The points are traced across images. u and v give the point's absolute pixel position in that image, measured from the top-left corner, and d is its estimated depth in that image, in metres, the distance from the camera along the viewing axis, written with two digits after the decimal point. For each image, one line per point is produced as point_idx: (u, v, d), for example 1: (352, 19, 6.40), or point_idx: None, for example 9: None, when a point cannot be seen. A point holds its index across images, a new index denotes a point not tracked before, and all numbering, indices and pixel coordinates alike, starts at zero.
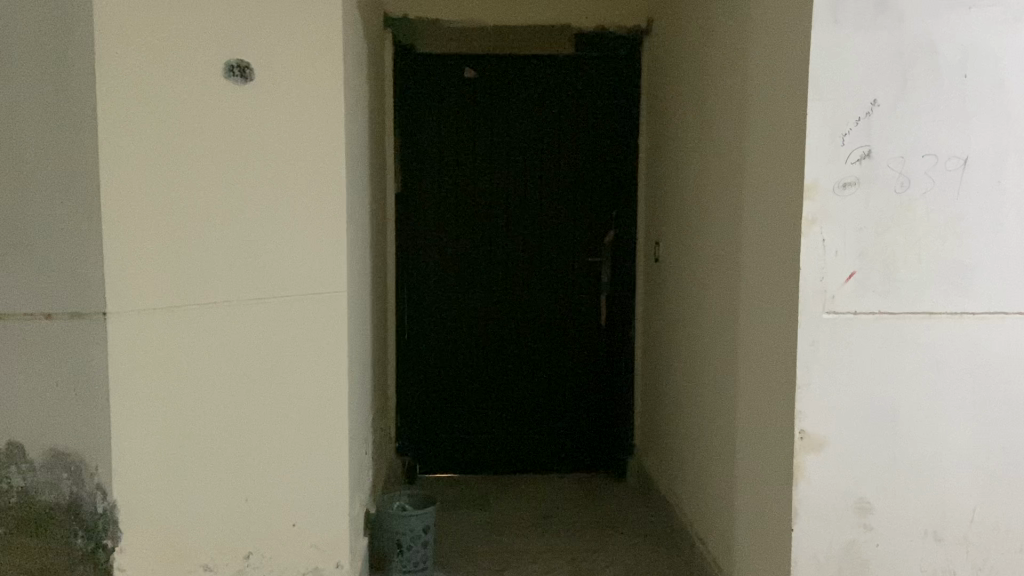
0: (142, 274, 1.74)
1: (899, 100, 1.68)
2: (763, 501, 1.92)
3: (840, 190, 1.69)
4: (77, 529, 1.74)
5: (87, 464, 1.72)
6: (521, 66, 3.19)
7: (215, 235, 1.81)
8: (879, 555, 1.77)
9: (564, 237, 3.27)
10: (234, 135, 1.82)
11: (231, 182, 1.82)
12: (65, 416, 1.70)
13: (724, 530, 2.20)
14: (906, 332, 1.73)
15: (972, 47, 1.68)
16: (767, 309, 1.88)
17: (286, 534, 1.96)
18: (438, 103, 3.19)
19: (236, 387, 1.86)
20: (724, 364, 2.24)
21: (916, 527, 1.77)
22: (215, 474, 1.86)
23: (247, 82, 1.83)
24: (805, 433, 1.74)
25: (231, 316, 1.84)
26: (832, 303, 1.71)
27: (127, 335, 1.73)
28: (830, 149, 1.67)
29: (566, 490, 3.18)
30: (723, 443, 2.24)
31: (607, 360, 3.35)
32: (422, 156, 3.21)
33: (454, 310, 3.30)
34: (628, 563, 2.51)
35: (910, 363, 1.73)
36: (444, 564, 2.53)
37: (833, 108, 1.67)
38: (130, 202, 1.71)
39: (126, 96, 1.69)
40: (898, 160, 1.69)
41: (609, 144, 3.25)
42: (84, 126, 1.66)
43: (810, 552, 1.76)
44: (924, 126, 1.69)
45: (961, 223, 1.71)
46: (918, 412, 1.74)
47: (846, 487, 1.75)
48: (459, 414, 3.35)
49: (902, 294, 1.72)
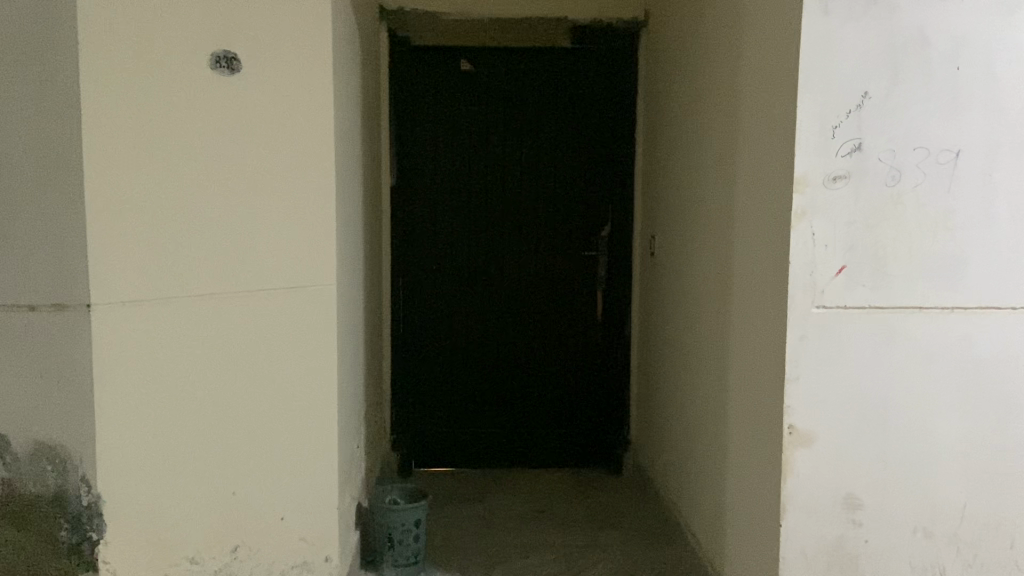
0: (127, 267, 1.72)
1: (890, 92, 1.66)
2: (753, 498, 1.91)
3: (831, 183, 1.67)
4: (61, 520, 1.73)
5: (72, 456, 1.72)
6: (518, 60, 3.17)
7: (202, 229, 1.81)
8: (868, 552, 1.76)
9: (561, 231, 3.26)
10: (223, 129, 1.82)
11: (219, 176, 1.82)
12: (51, 407, 1.70)
13: (716, 524, 2.19)
14: (896, 326, 1.71)
15: (966, 39, 1.66)
16: (758, 301, 1.87)
17: (275, 528, 1.97)
18: (435, 94, 3.18)
19: (225, 380, 1.86)
20: (717, 362, 2.23)
21: (906, 523, 1.75)
22: (203, 468, 1.86)
23: (235, 73, 1.82)
24: (794, 428, 1.72)
25: (219, 309, 1.84)
26: (821, 297, 1.69)
27: (113, 327, 1.71)
28: (820, 142, 1.66)
29: (561, 484, 3.17)
30: (715, 441, 2.23)
31: (603, 355, 3.34)
32: (417, 149, 3.20)
33: (451, 304, 3.29)
34: (620, 558, 2.50)
35: (901, 357, 1.71)
36: (436, 558, 2.52)
37: (823, 101, 1.65)
38: (115, 194, 1.70)
39: (110, 86, 1.68)
40: (889, 153, 1.67)
41: (607, 138, 3.23)
42: (68, 117, 1.65)
43: (798, 548, 1.75)
44: (915, 118, 1.67)
45: (952, 216, 1.69)
46: (908, 407, 1.73)
47: (835, 483, 1.74)
48: (456, 408, 3.34)
49: (892, 288, 1.70)
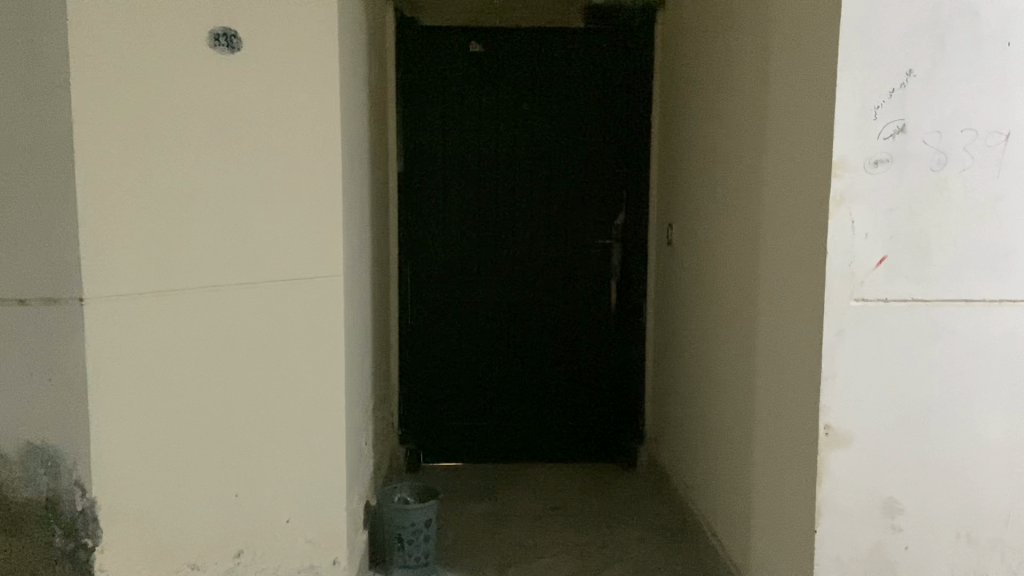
0: (122, 260, 1.63)
1: (936, 70, 1.55)
2: (784, 500, 1.81)
3: (871, 168, 1.56)
4: (54, 527, 1.64)
5: (66, 460, 1.62)
6: (530, 40, 3.05)
7: (202, 219, 1.71)
8: (907, 558, 1.66)
9: (573, 219, 3.15)
10: (223, 112, 1.71)
11: (217, 162, 1.71)
12: (44, 407, 1.60)
13: (741, 526, 2.09)
14: (938, 320, 1.60)
15: (1018, 12, 1.54)
16: (790, 291, 1.76)
17: (279, 531, 1.87)
18: (444, 77, 3.06)
19: (226, 378, 1.77)
20: (741, 357, 2.12)
21: (947, 528, 1.65)
22: (205, 470, 1.77)
23: (235, 51, 1.72)
24: (830, 428, 1.62)
25: (221, 302, 1.75)
26: (860, 290, 1.59)
27: (108, 321, 1.62)
28: (860, 124, 1.55)
29: (575, 481, 3.07)
30: (740, 440, 2.13)
31: (616, 347, 3.24)
32: (425, 133, 3.09)
33: (459, 293, 3.19)
34: (638, 559, 2.41)
35: (942, 353, 1.61)
36: (446, 559, 2.43)
37: (865, 80, 1.54)
38: (111, 182, 1.60)
39: (103, 66, 1.58)
40: (934, 135, 1.56)
41: (622, 123, 3.11)
42: (56, 97, 1.54)
43: (833, 554, 1.65)
44: (963, 98, 1.55)
45: (1000, 202, 1.58)
46: (951, 406, 1.62)
47: (873, 486, 1.64)
48: (465, 401, 3.25)
49: (936, 280, 1.59)
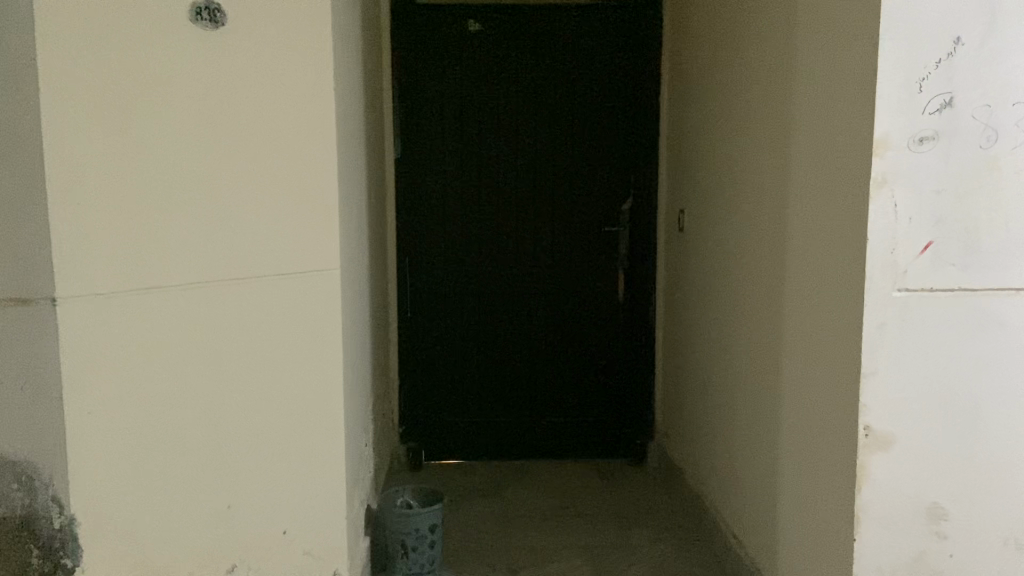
0: (96, 259, 1.50)
1: (987, 39, 1.41)
2: (818, 505, 1.69)
3: (916, 146, 1.43)
4: (30, 547, 1.52)
5: (42, 472, 1.50)
6: (532, 18, 2.91)
7: (189, 216, 1.57)
8: (953, 566, 1.54)
9: (580, 206, 3.02)
10: (211, 102, 1.57)
11: (202, 154, 1.57)
12: (17, 417, 1.46)
13: (767, 528, 1.98)
14: (986, 310, 1.48)
15: None
16: (824, 279, 1.64)
17: (274, 543, 1.74)
18: (442, 60, 2.92)
19: (216, 383, 1.63)
20: (767, 353, 1.99)
21: (995, 534, 1.53)
22: (195, 481, 1.64)
23: (219, 25, 1.56)
24: (871, 429, 1.50)
25: (211, 300, 1.61)
26: (903, 279, 1.46)
27: (85, 322, 1.50)
28: (905, 99, 1.42)
29: (584, 479, 2.97)
30: (764, 437, 2.01)
31: (624, 338, 3.11)
32: (422, 118, 2.95)
33: (459, 283, 3.05)
34: (653, 562, 2.30)
35: (991, 346, 1.49)
36: (452, 564, 2.31)
37: (909, 51, 1.41)
38: (83, 175, 1.48)
39: (72, 48, 1.45)
40: (984, 109, 1.43)
41: (629, 106, 2.97)
42: (23, 82, 1.42)
43: (873, 563, 1.53)
44: (1017, 69, 1.42)
45: None
46: (1000, 402, 1.50)
47: (915, 489, 1.52)
48: (468, 396, 3.12)
49: (985, 267, 1.47)
